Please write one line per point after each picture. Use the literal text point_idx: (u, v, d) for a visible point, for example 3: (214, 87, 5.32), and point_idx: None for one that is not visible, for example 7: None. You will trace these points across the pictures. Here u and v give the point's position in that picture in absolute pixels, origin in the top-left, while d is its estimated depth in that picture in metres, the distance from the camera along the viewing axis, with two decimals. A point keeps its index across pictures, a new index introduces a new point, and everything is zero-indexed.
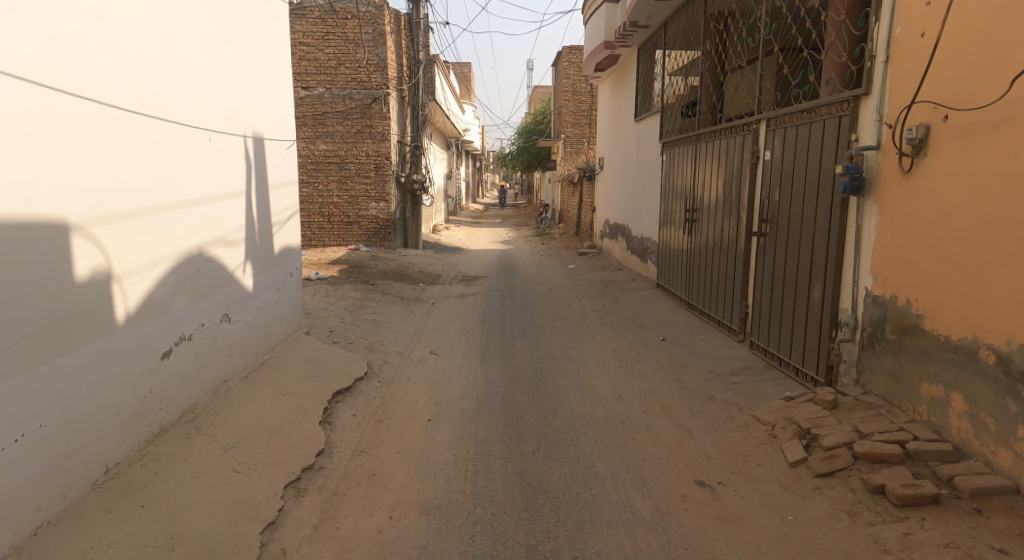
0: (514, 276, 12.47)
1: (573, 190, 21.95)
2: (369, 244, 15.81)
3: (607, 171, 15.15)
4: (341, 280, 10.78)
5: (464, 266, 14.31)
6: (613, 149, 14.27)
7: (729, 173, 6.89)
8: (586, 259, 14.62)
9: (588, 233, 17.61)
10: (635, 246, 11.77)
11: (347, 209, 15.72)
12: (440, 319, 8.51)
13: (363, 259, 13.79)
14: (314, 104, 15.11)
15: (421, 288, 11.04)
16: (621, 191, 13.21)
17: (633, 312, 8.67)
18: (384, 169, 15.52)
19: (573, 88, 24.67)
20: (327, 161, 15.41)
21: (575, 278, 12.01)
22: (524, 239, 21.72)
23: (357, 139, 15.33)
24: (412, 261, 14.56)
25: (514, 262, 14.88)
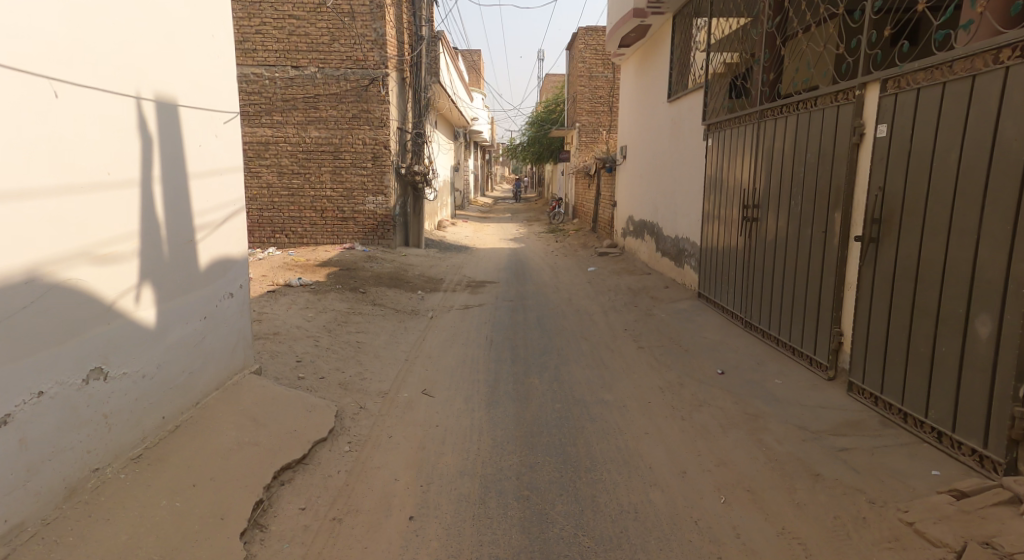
0: (527, 281, 10.94)
1: (589, 182, 20.38)
2: (365, 242, 14.36)
3: (631, 161, 13.58)
4: (327, 286, 9.27)
5: (471, 268, 12.81)
6: (639, 137, 12.70)
7: (811, 158, 5.33)
8: (607, 260, 13.09)
9: (607, 231, 16.04)
10: (667, 247, 10.22)
11: (342, 203, 14.22)
12: (439, 340, 7.01)
13: (357, 260, 12.32)
14: (306, 85, 13.62)
15: (419, 297, 9.52)
16: (649, 184, 11.64)
17: (673, 330, 7.15)
18: (382, 159, 14.03)
19: (589, 73, 23.06)
20: (320, 150, 13.91)
21: (597, 284, 10.47)
22: (537, 236, 20.18)
23: (352, 125, 13.87)
24: (411, 262, 13.05)
25: (526, 264, 13.35)
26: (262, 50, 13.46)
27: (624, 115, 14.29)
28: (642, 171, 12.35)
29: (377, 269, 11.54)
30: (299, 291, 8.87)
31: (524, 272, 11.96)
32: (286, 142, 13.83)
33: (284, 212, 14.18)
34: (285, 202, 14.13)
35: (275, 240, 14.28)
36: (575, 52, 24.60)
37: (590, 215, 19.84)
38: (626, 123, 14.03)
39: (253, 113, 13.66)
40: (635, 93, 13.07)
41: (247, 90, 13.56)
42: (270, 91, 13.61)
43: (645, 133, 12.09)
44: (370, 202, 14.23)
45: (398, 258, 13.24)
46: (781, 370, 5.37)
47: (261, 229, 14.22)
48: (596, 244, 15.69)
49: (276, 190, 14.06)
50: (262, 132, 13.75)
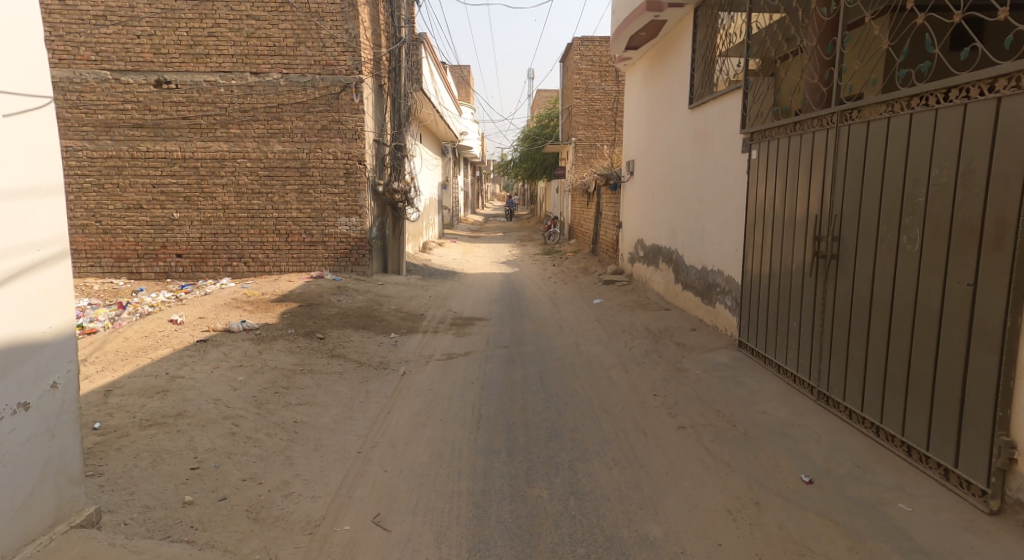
0: (523, 318, 9.24)
1: (588, 200, 18.76)
2: (338, 269, 12.68)
3: (640, 176, 11.97)
4: (277, 333, 7.53)
5: (456, 300, 11.13)
6: (650, 150, 11.08)
7: (939, 177, 3.70)
8: (614, 291, 11.43)
9: (611, 253, 14.43)
10: (690, 280, 8.58)
11: (310, 226, 12.51)
12: (408, 412, 5.30)
13: (324, 292, 10.61)
14: (268, 93, 11.97)
15: (392, 342, 7.79)
16: (664, 204, 9.99)
17: (717, 397, 5.48)
18: (355, 175, 12.38)
19: (585, 84, 21.53)
20: (284, 166, 12.23)
21: (607, 322, 8.80)
22: (532, 258, 18.52)
23: (321, 138, 12.23)
24: (387, 293, 11.35)
25: (522, 294, 11.67)
26: (216, 54, 11.78)
27: (631, 126, 12.69)
28: (654, 189, 10.74)
29: (345, 305, 9.82)
30: (239, 341, 7.14)
31: (519, 306, 10.28)
32: (245, 157, 12.11)
33: (243, 237, 12.43)
34: (245, 226, 12.39)
35: (233, 268, 12.53)
36: (569, 62, 23.09)
37: (589, 235, 18.21)
38: (633, 134, 12.42)
39: (206, 125, 11.94)
40: (645, 101, 11.46)
41: (199, 99, 11.84)
42: (226, 99, 11.91)
43: (658, 144, 10.49)
44: (343, 224, 12.54)
45: (373, 289, 11.54)
46: (902, 484, 3.70)
47: (217, 257, 12.45)
48: (599, 270, 14.03)
49: (234, 212, 12.32)
50: (218, 146, 12.02)
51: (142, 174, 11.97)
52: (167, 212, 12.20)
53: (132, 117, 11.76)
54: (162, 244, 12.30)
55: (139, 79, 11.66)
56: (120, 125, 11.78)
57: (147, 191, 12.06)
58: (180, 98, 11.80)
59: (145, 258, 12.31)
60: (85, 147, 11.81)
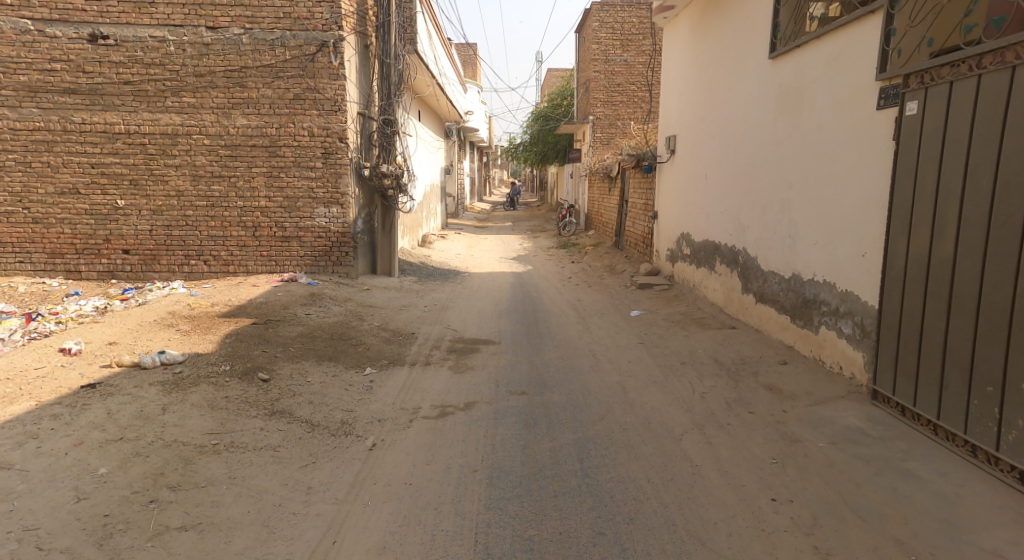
0: (544, 342, 7.05)
1: (611, 186, 16.51)
2: (316, 270, 10.54)
3: (684, 155, 9.69)
4: (205, 370, 5.36)
5: (459, 311, 8.98)
6: (697, 123, 8.89)
7: None
8: (653, 298, 9.23)
9: (642, 249, 12.24)
10: (770, 292, 6.40)
11: (281, 218, 10.35)
12: (370, 538, 3.17)
13: (293, 301, 8.49)
14: (227, 54, 9.79)
15: (366, 382, 5.63)
16: (721, 190, 7.81)
17: (882, 507, 3.34)
18: (335, 156, 10.24)
19: (604, 55, 19.34)
20: (250, 144, 10.06)
21: (657, 348, 6.62)
22: (546, 253, 16.37)
23: (294, 110, 10.06)
24: (372, 301, 9.22)
25: (538, 301, 9.50)
26: (164, 4, 9.60)
27: (669, 96, 10.47)
28: (704, 172, 8.55)
29: (315, 320, 7.69)
30: (146, 381, 4.98)
31: (536, 321, 8.10)
32: (202, 133, 9.94)
33: (202, 230, 10.24)
34: (203, 216, 10.20)
35: (190, 268, 10.33)
36: (586, 32, 20.80)
37: (612, 226, 15.99)
38: (672, 106, 10.22)
39: (153, 92, 9.77)
40: (690, 62, 9.24)
41: (145, 60, 9.65)
42: (177, 61, 9.72)
43: (709, 115, 8.30)
44: (321, 216, 10.40)
45: (356, 296, 9.41)
46: None
47: (171, 253, 10.25)
48: (628, 269, 11.83)
49: (190, 199, 10.12)
50: (169, 119, 9.85)
51: (77, 151, 9.79)
52: (110, 198, 10.00)
53: (63, 80, 9.57)
54: (104, 237, 10.10)
55: (68, 32, 9.46)
56: (48, 89, 9.59)
57: (84, 172, 9.88)
58: (120, 57, 9.61)
59: (84, 253, 10.12)
60: (5, 116, 9.62)
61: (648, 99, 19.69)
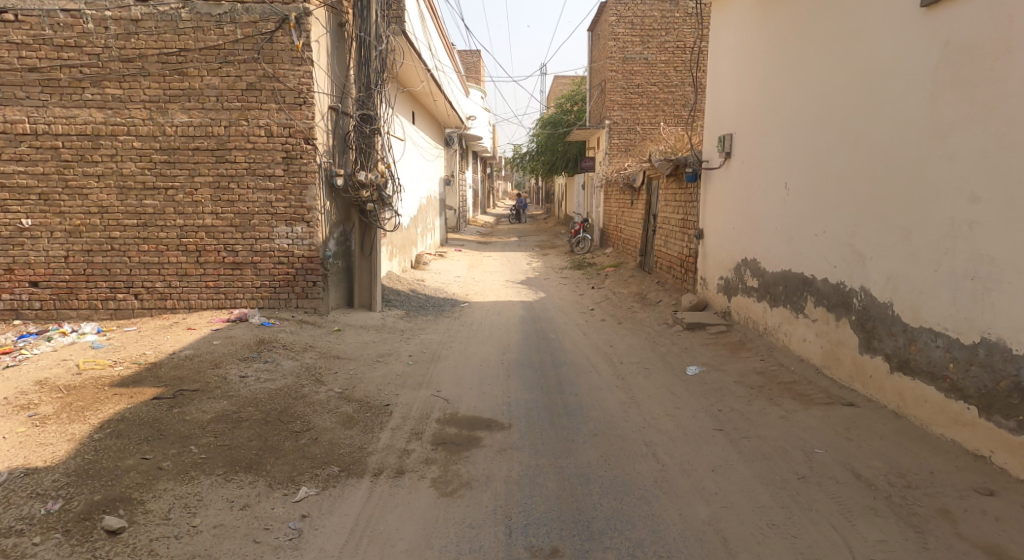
0: (578, 426, 4.88)
1: (634, 198, 14.38)
2: (278, 304, 8.37)
3: (745, 159, 7.51)
4: (9, 516, 3.27)
5: (455, 363, 6.80)
6: (767, 116, 6.81)
7: None
8: (712, 346, 7.04)
9: (681, 275, 10.07)
10: (928, 361, 4.24)
11: (232, 239, 8.17)
12: None
13: (231, 353, 6.33)
14: (161, 32, 7.67)
15: (297, 520, 3.49)
16: (818, 206, 5.71)
17: None
18: (300, 162, 8.09)
19: (622, 52, 17.31)
20: (191, 146, 7.89)
21: (750, 442, 4.45)
22: (559, 275, 14.23)
23: (247, 102, 7.90)
24: (343, 350, 7.06)
25: (559, 349, 7.30)
26: None
27: (721, 87, 8.35)
28: (783, 181, 6.45)
29: (253, 385, 5.50)
30: None
31: (560, 384, 5.92)
32: (131, 133, 7.80)
33: (131, 256, 8.06)
34: (132, 238, 8.01)
35: (117, 303, 8.13)
36: (600, 29, 18.77)
37: (637, 244, 13.85)
38: (725, 99, 8.13)
39: (67, 82, 7.63)
40: (755, 40, 7.17)
41: (56, 41, 7.55)
42: (99, 42, 7.60)
43: (790, 105, 6.23)
44: (283, 237, 8.24)
45: (324, 343, 7.24)
46: None
47: (92, 284, 8.05)
48: (665, 300, 9.66)
49: (115, 217, 7.94)
50: (87, 116, 7.70)
51: None
52: (14, 216, 7.84)
53: None
54: (7, 265, 7.95)
55: None
56: None
57: None
58: (23, 38, 7.52)
59: None
60: None
61: (671, 102, 17.64)
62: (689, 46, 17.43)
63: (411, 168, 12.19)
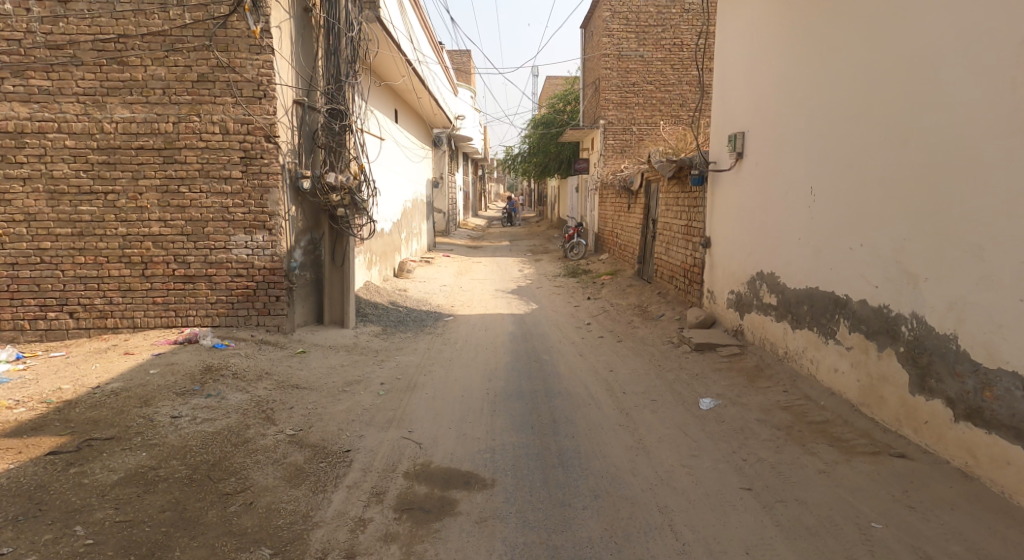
0: (574, 482, 4.05)
1: (632, 201, 13.54)
2: (236, 322, 7.49)
3: (759, 160, 6.68)
4: None
5: (432, 393, 5.93)
6: (785, 111, 6.00)
7: None
8: (724, 372, 6.20)
9: (686, 286, 9.24)
10: (1011, 414, 3.44)
11: (182, 249, 7.28)
12: None
13: (169, 386, 5.45)
14: (95, 15, 6.78)
15: None
16: (851, 214, 4.90)
17: None
18: (259, 163, 7.20)
19: (617, 49, 16.48)
20: (134, 145, 7.00)
21: (785, 510, 3.64)
22: (552, 283, 13.38)
23: (198, 96, 7.02)
24: (304, 376, 6.18)
25: (551, 376, 6.44)
26: None
27: (731, 79, 7.51)
28: (805, 184, 5.63)
29: (184, 431, 4.63)
30: None
31: (552, 423, 5.06)
32: (62, 130, 6.89)
33: (65, 269, 7.15)
34: (66, 249, 7.11)
35: (47, 322, 7.20)
36: (594, 24, 17.94)
37: (634, 250, 13.02)
38: (737, 92, 7.31)
39: None
40: (772, 26, 6.35)
41: None
42: (23, 27, 6.70)
43: (815, 98, 5.42)
44: (241, 247, 7.35)
45: (284, 368, 6.36)
46: None
47: (18, 302, 7.13)
48: (668, 314, 8.83)
49: (45, 225, 7.03)
50: (10, 111, 6.80)
51: None
52: None
53: None
54: None
55: None
56: None
57: None
58: None
59: None
60: None
61: (668, 101, 16.80)
62: (687, 42, 16.59)
63: (390, 169, 11.30)
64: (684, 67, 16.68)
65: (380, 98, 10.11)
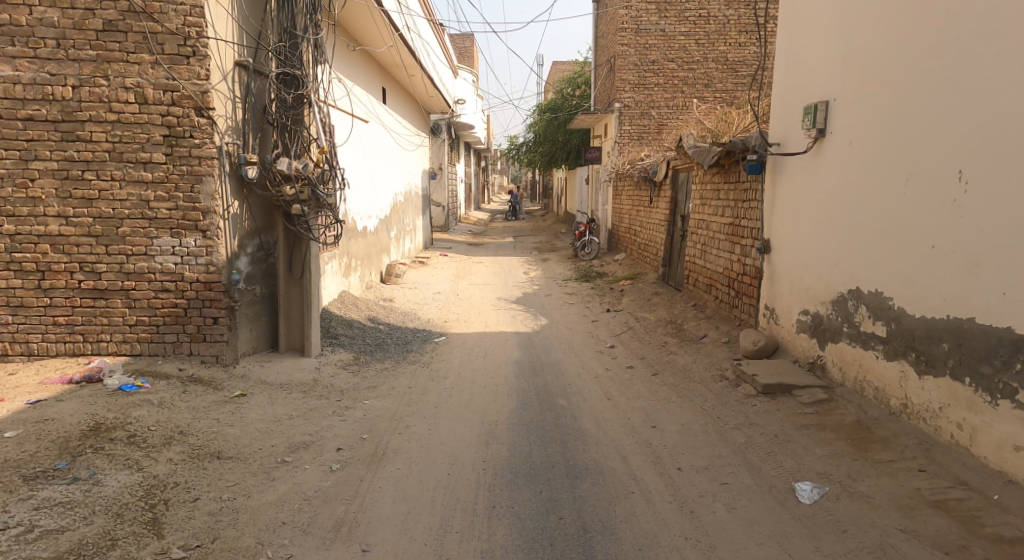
0: None
1: (655, 195, 11.78)
2: (160, 350, 5.75)
3: (856, 136, 4.97)
4: None
5: (408, 467, 4.21)
6: (917, 67, 4.31)
7: None
8: (816, 433, 4.45)
9: (736, 300, 7.50)
10: None
11: (86, 254, 5.56)
12: None
13: (23, 463, 3.80)
14: None
15: None
16: None
17: None
18: (188, 143, 5.51)
19: (635, 23, 14.67)
20: (21, 114, 5.34)
21: None
22: (563, 288, 11.66)
23: (106, 52, 5.34)
24: (232, 434, 4.43)
25: (574, 437, 4.71)
26: None
27: (810, 33, 5.75)
28: (957, 169, 3.94)
29: None
30: None
31: (585, 538, 3.34)
32: None
33: None
34: None
35: None
36: None
37: (659, 252, 11.28)
38: (816, 52, 5.61)
39: None
40: None
41: None
42: None
43: (992, 44, 3.74)
44: (166, 254, 5.64)
45: (207, 422, 4.53)
46: None
47: None
48: (713, 337, 7.11)
49: None
50: None
51: None
52: None
53: None
54: None
55: None
56: None
57: None
58: None
59: None
60: None
61: (691, 82, 14.99)
62: (713, 16, 14.74)
63: (366, 152, 9.53)
64: (710, 43, 14.83)
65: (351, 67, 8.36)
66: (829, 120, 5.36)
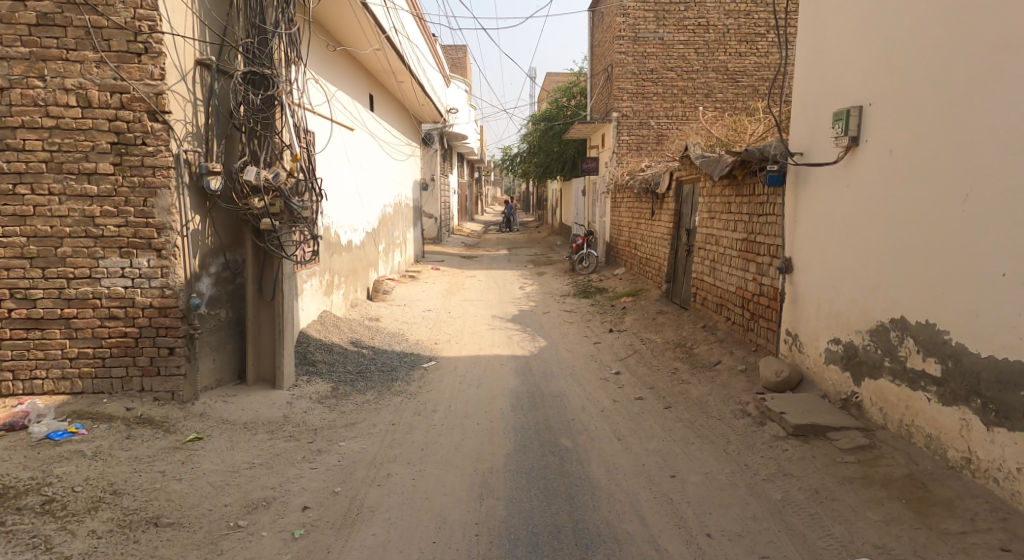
0: None
1: (657, 207, 11.20)
2: (105, 386, 5.08)
3: (899, 146, 4.37)
4: None
5: (384, 534, 3.56)
6: (987, 67, 3.71)
7: None
8: (862, 488, 3.82)
9: (751, 322, 6.91)
10: None
11: (19, 279, 4.90)
12: None
13: None
14: None
15: None
16: None
17: None
18: (139, 151, 4.89)
19: (632, 31, 14.16)
20: None
21: None
22: (560, 306, 11.05)
23: (43, 49, 4.71)
24: (177, 495, 3.78)
25: (580, 490, 4.06)
26: None
27: (840, 29, 5.14)
28: None
29: None
30: None
31: None
32: None
33: None
34: None
35: None
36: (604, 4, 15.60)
37: (661, 267, 10.69)
38: (847, 50, 5.02)
39: None
40: None
41: None
42: None
43: None
44: (114, 276, 5.01)
45: (147, 478, 3.91)
46: None
47: None
48: (728, 364, 6.50)
49: None
50: None
51: None
52: None
53: None
54: None
55: None
56: None
57: None
58: None
59: None
60: None
61: (691, 91, 14.46)
62: (713, 23, 14.22)
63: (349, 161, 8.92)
64: (710, 52, 14.31)
65: (330, 67, 7.76)
66: (863, 127, 4.75)
